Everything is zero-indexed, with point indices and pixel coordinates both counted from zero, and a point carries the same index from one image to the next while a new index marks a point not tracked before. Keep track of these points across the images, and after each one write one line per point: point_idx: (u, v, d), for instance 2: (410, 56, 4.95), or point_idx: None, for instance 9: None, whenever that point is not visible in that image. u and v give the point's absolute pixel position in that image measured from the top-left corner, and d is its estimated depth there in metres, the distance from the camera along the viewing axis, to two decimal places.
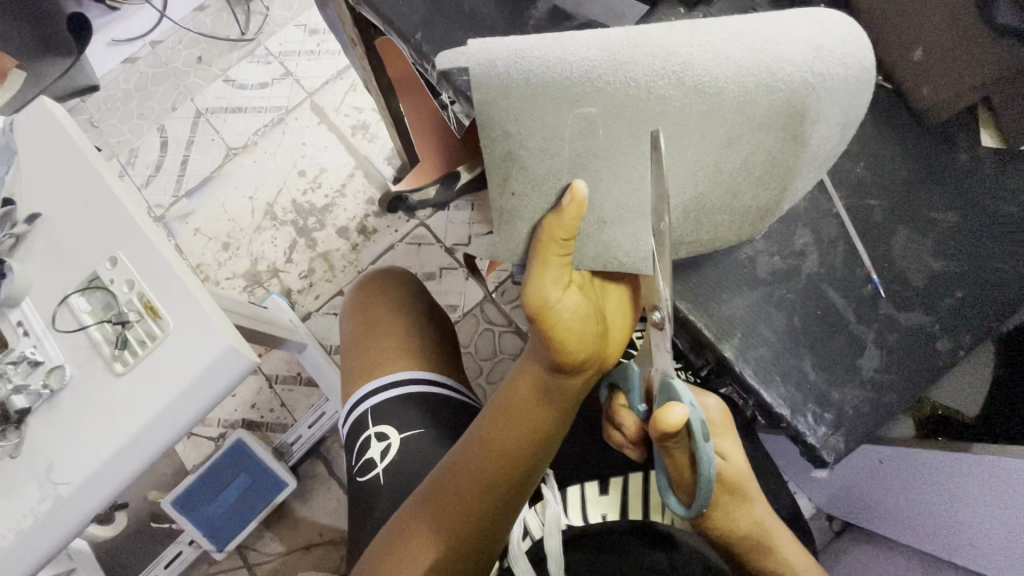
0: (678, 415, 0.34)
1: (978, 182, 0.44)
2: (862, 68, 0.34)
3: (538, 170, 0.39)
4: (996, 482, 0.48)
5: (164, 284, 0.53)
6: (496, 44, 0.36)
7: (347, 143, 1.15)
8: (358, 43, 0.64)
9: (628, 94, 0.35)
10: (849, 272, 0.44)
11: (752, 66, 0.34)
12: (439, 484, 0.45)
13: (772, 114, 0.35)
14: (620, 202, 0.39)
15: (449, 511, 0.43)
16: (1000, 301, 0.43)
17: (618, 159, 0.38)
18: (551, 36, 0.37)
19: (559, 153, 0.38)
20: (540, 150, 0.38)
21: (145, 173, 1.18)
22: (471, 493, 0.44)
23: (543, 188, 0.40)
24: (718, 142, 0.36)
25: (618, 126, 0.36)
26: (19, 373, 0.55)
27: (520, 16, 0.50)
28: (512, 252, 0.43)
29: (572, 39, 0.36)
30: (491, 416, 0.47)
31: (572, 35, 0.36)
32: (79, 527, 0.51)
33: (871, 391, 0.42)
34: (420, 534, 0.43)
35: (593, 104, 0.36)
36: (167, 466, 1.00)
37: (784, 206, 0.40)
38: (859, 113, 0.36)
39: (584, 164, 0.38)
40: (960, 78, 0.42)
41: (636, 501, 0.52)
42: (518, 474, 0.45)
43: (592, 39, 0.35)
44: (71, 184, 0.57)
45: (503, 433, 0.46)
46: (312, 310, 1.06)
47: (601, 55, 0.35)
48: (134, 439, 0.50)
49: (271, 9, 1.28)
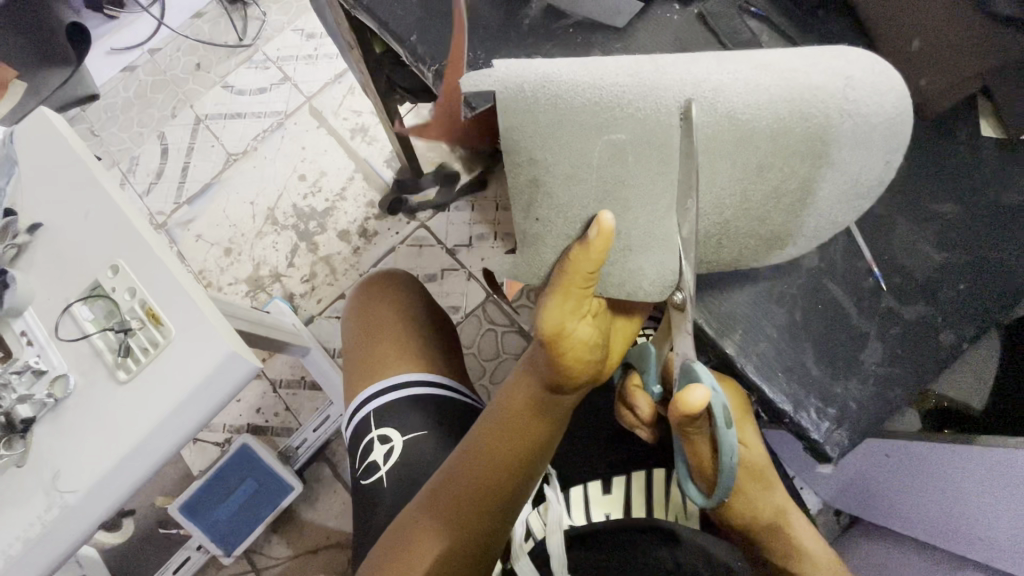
0: (701, 398, 0.33)
1: (979, 171, 0.44)
2: (897, 96, 0.33)
3: (564, 196, 0.38)
4: (1001, 473, 0.48)
5: (165, 292, 0.53)
6: (525, 66, 0.36)
7: (347, 146, 1.15)
8: (355, 46, 0.65)
9: (658, 121, 0.34)
10: (849, 265, 0.43)
11: (786, 95, 0.33)
12: (438, 491, 0.45)
13: (806, 140, 0.34)
14: (639, 223, 0.38)
15: (446, 523, 0.43)
16: (1003, 291, 0.42)
17: (645, 185, 0.37)
18: (577, 61, 0.36)
19: (587, 180, 0.37)
20: (566, 177, 0.37)
21: (146, 181, 1.18)
22: (470, 503, 0.44)
23: (568, 215, 0.38)
24: (748, 168, 0.35)
25: (647, 155, 0.36)
26: (23, 382, 0.55)
27: (515, 16, 0.50)
28: (534, 276, 0.41)
29: (602, 66, 0.35)
30: (489, 424, 0.47)
31: (600, 60, 0.36)
32: (84, 534, 0.51)
33: (874, 386, 0.41)
34: (420, 537, 0.43)
35: (622, 130, 0.35)
36: (174, 471, 1.01)
37: (812, 233, 0.38)
38: (903, 138, 0.34)
39: (611, 193, 0.37)
40: (957, 66, 0.42)
41: (639, 500, 0.51)
42: (516, 488, 0.45)
43: (621, 67, 0.35)
44: (72, 193, 0.58)
45: (502, 445, 0.45)
46: (314, 314, 1.06)
47: (629, 82, 0.34)
48: (138, 447, 0.51)
49: (268, 14, 1.28)
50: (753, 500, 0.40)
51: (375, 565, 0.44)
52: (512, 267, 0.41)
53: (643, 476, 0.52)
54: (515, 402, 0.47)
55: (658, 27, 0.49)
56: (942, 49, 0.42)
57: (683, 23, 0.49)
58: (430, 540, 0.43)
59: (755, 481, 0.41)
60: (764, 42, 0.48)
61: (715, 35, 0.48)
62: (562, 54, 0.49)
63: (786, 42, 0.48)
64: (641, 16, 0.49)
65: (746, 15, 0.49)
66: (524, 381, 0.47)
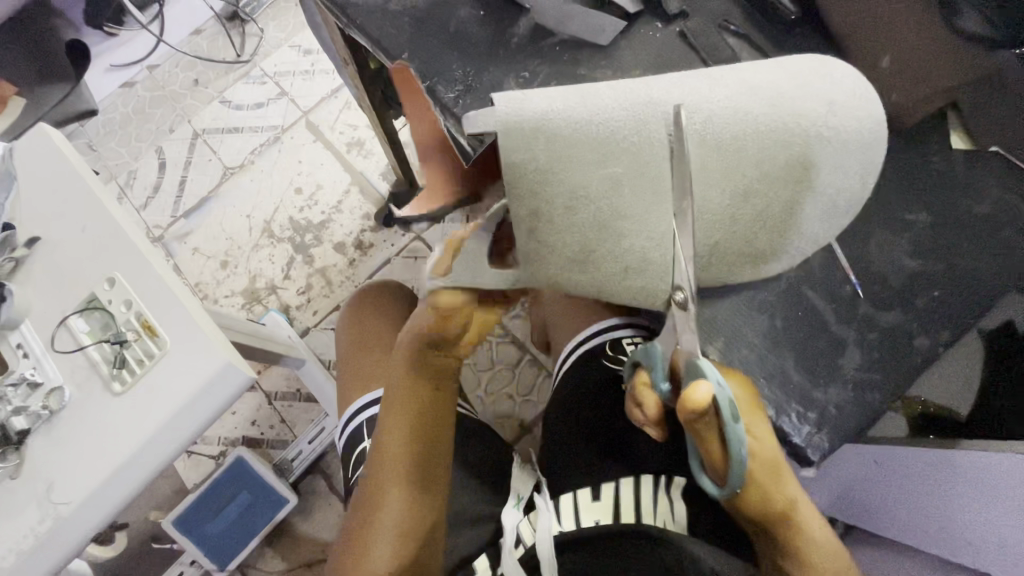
0: (705, 391, 0.33)
1: (951, 180, 0.45)
2: (872, 120, 0.36)
3: (563, 226, 0.37)
4: (992, 478, 0.50)
5: (161, 305, 0.54)
6: (517, 98, 0.36)
7: (343, 160, 1.16)
8: (350, 62, 0.67)
9: (653, 152, 0.35)
10: (827, 273, 0.45)
11: (771, 125, 0.35)
12: (377, 471, 0.47)
13: (788, 166, 0.36)
14: (642, 245, 0.38)
15: (395, 501, 0.46)
16: (978, 298, 0.43)
17: (644, 214, 0.37)
18: (573, 88, 0.37)
19: (585, 211, 0.37)
20: (567, 207, 0.37)
21: (144, 195, 1.19)
22: (407, 469, 0.46)
23: (568, 240, 0.38)
24: (735, 192, 0.36)
25: (644, 185, 0.36)
26: (19, 395, 0.55)
27: (504, 34, 0.52)
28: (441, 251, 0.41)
29: (597, 97, 0.36)
30: (392, 404, 0.47)
31: (593, 90, 0.37)
32: (78, 545, 0.51)
33: (854, 390, 0.42)
34: (379, 511, 0.46)
35: (621, 164, 0.35)
36: (168, 484, 1.00)
37: (794, 251, 0.40)
38: (875, 162, 0.37)
39: (609, 223, 0.37)
40: (925, 82, 0.44)
41: (629, 505, 0.49)
42: (443, 447, 0.47)
43: (615, 97, 0.36)
44: (70, 209, 0.59)
45: (415, 424, 0.46)
46: (309, 326, 1.07)
47: (624, 110, 0.35)
48: (133, 456, 0.51)
49: (266, 31, 1.30)
50: (771, 496, 0.37)
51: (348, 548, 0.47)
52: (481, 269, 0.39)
53: (631, 482, 0.50)
54: (409, 383, 0.46)
55: (642, 44, 0.51)
56: (913, 63, 0.44)
57: (665, 40, 0.51)
58: (387, 517, 0.45)
59: (774, 478, 0.37)
60: (744, 58, 0.50)
61: (697, 52, 0.50)
62: (548, 71, 0.51)
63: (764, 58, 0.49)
64: (625, 35, 0.51)
65: (726, 33, 0.50)
66: (408, 363, 0.46)
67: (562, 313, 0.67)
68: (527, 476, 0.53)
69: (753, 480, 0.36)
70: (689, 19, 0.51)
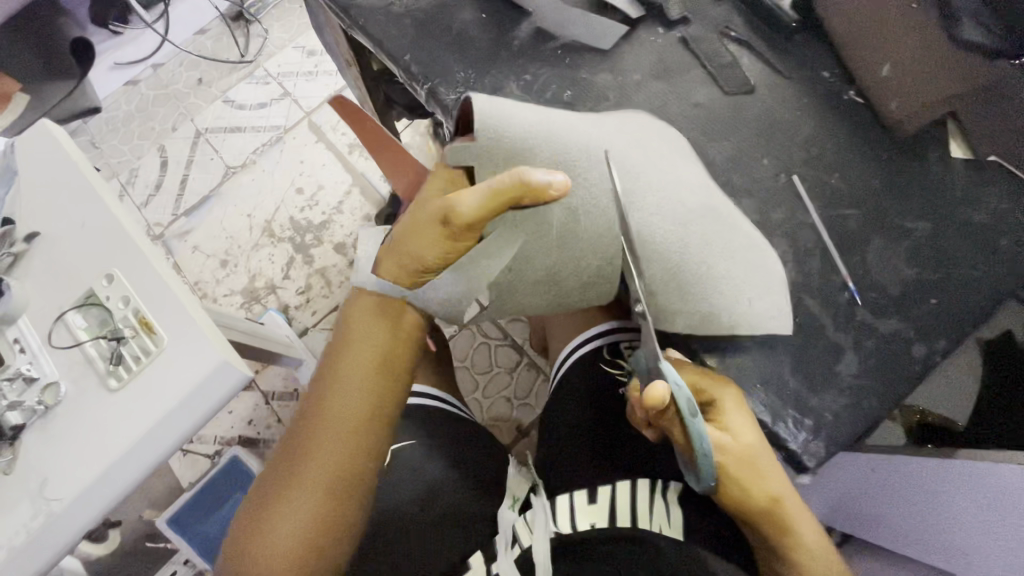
0: (662, 388, 0.35)
1: (950, 188, 0.45)
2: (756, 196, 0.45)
3: (530, 248, 0.41)
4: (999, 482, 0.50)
5: (158, 301, 0.54)
6: (500, 125, 0.41)
7: (345, 161, 1.16)
8: (353, 63, 0.67)
9: (602, 180, 0.41)
10: (826, 280, 0.45)
11: (683, 177, 0.43)
12: (311, 422, 0.43)
13: (705, 204, 0.42)
14: (594, 268, 0.42)
15: (330, 445, 0.43)
16: (977, 307, 0.43)
17: (597, 235, 0.41)
18: (539, 129, 0.43)
19: (547, 234, 0.41)
20: (533, 231, 0.41)
21: (146, 193, 1.20)
22: (346, 424, 0.43)
23: (533, 261, 0.41)
24: (674, 218, 0.41)
25: (597, 211, 0.41)
26: (15, 390, 0.55)
27: (505, 37, 0.52)
28: (490, 154, 0.41)
29: (557, 139, 0.42)
30: (342, 351, 0.45)
31: (555, 136, 0.43)
32: (70, 543, 0.50)
33: (850, 397, 0.42)
34: (305, 467, 0.42)
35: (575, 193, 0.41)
36: (163, 483, 1.00)
37: (754, 284, 0.42)
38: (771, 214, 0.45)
39: (570, 243, 0.41)
40: (924, 89, 0.44)
41: (625, 508, 0.48)
42: (395, 411, 0.46)
43: (569, 143, 0.42)
44: (70, 205, 0.59)
45: (372, 376, 0.44)
46: (308, 326, 1.07)
47: (571, 149, 0.42)
48: (127, 453, 0.51)
49: (270, 32, 1.31)
50: (752, 490, 0.38)
51: (259, 502, 0.43)
52: (457, 289, 0.44)
53: (627, 487, 0.50)
54: (377, 331, 0.45)
55: (643, 49, 0.51)
56: (913, 69, 0.44)
57: (667, 46, 0.51)
58: (316, 462, 0.42)
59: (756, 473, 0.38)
60: (746, 64, 0.50)
61: (698, 59, 0.50)
62: (549, 74, 0.51)
63: (766, 65, 0.50)
64: (627, 39, 0.51)
65: (727, 39, 0.51)
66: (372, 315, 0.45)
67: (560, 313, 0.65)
68: (523, 480, 0.56)
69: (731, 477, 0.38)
70: (690, 25, 0.51)
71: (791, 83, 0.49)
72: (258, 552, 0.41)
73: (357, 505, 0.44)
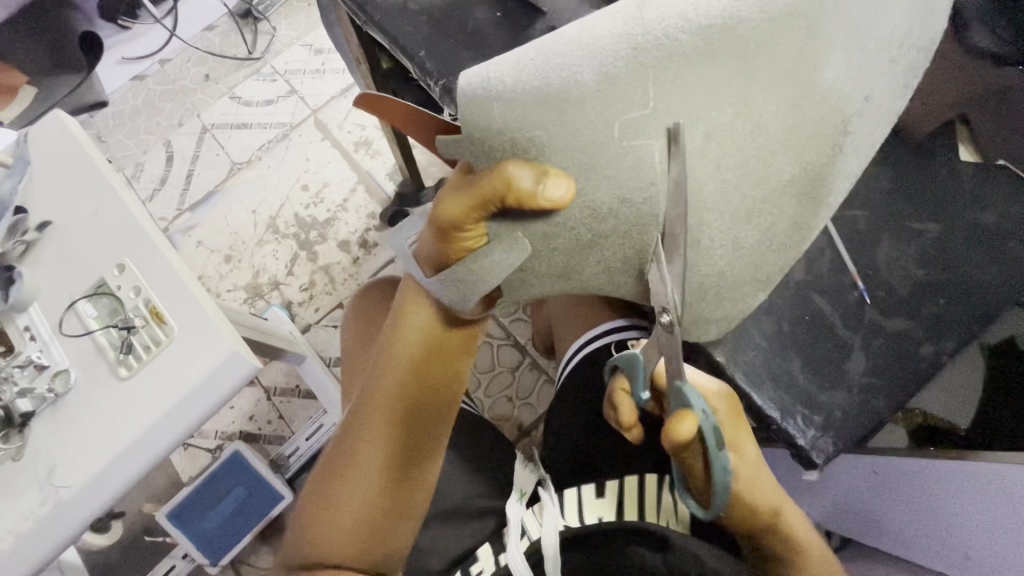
0: (688, 428, 0.33)
1: (959, 190, 0.46)
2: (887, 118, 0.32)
3: (541, 249, 0.34)
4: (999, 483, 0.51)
5: (169, 291, 0.54)
6: (516, 71, 0.31)
7: (351, 159, 1.17)
8: (364, 60, 0.68)
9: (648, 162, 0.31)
10: (834, 279, 0.45)
11: (789, 127, 0.29)
12: (362, 418, 0.46)
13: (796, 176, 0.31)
14: (625, 252, 0.34)
15: (383, 440, 0.45)
16: (982, 308, 0.44)
17: (623, 236, 0.33)
18: (574, 49, 0.30)
19: (560, 234, 0.33)
20: (542, 232, 0.34)
21: (151, 186, 1.20)
22: (396, 419, 0.45)
23: (548, 263, 0.35)
24: (740, 205, 0.31)
25: (631, 210, 0.32)
26: (25, 376, 0.55)
27: (520, 36, 0.53)
28: (482, 143, 0.32)
29: (601, 68, 0.30)
30: (387, 351, 0.45)
31: (601, 52, 0.30)
32: (78, 529, 0.51)
33: (858, 395, 0.43)
34: (359, 459, 0.45)
35: (605, 183, 0.31)
36: (163, 477, 1.00)
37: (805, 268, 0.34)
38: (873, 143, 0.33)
39: (590, 246, 0.34)
40: (934, 96, 0.47)
41: (632, 503, 0.49)
42: (441, 405, 0.47)
43: (620, 76, 0.30)
44: (82, 195, 0.59)
45: (420, 374, 0.45)
46: (311, 322, 1.07)
47: (613, 115, 0.30)
48: (137, 441, 0.51)
49: (278, 29, 1.32)
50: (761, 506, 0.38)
51: (318, 493, 0.46)
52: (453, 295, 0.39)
53: (635, 482, 0.50)
54: (424, 331, 0.45)
55: None
56: (921, 79, 0.48)
57: None
58: (370, 460, 0.45)
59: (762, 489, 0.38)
60: None
61: None
62: None
63: None
64: None
65: None
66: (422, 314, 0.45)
67: (567, 311, 0.65)
68: (530, 473, 0.53)
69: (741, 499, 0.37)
70: None
71: None
72: (322, 542, 0.44)
73: (414, 497, 0.47)
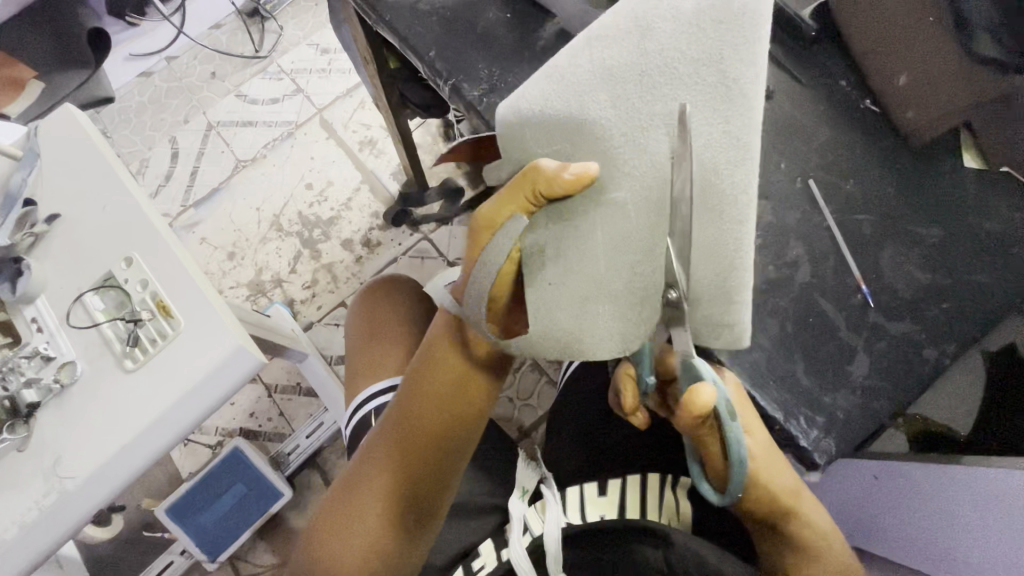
0: (707, 398, 0.31)
1: (962, 196, 0.46)
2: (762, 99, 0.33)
3: (571, 257, 0.38)
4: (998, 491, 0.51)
5: (175, 285, 0.55)
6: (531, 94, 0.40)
7: (355, 158, 1.17)
8: (371, 60, 0.68)
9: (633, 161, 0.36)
10: (838, 282, 0.46)
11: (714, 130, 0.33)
12: (373, 444, 0.48)
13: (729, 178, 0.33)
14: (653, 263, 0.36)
15: (387, 466, 0.46)
16: (986, 313, 0.44)
17: (638, 237, 0.36)
18: (569, 80, 0.39)
19: (591, 237, 0.37)
20: (574, 238, 0.37)
21: (156, 182, 1.20)
22: (404, 446, 0.46)
23: (576, 273, 0.37)
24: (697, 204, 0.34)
25: (646, 208, 0.35)
26: (32, 367, 0.56)
27: (530, 38, 0.53)
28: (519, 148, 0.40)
29: (584, 90, 0.38)
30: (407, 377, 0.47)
31: (585, 82, 0.38)
32: (82, 520, 0.51)
33: (861, 398, 0.43)
34: (366, 483, 0.47)
35: (621, 188, 0.36)
36: (163, 473, 1.00)
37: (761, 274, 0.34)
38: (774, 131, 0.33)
39: (619, 253, 0.36)
40: (941, 104, 0.46)
41: (635, 502, 0.49)
42: (453, 435, 0.46)
43: (598, 99, 0.37)
44: (92, 188, 0.60)
45: (433, 401, 0.45)
46: (313, 321, 1.08)
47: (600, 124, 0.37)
48: (141, 435, 0.51)
49: (285, 29, 1.32)
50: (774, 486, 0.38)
51: (328, 515, 0.48)
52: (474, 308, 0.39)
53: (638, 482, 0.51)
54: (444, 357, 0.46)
55: None
56: (927, 84, 0.46)
57: None
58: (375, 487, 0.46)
59: (767, 466, 0.37)
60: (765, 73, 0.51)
61: None
62: None
63: (786, 75, 0.51)
64: None
65: None
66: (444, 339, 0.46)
67: None
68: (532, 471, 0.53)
69: (758, 483, 0.37)
70: None
71: (809, 91, 0.50)
72: (328, 559, 0.46)
73: (422, 522, 0.47)
